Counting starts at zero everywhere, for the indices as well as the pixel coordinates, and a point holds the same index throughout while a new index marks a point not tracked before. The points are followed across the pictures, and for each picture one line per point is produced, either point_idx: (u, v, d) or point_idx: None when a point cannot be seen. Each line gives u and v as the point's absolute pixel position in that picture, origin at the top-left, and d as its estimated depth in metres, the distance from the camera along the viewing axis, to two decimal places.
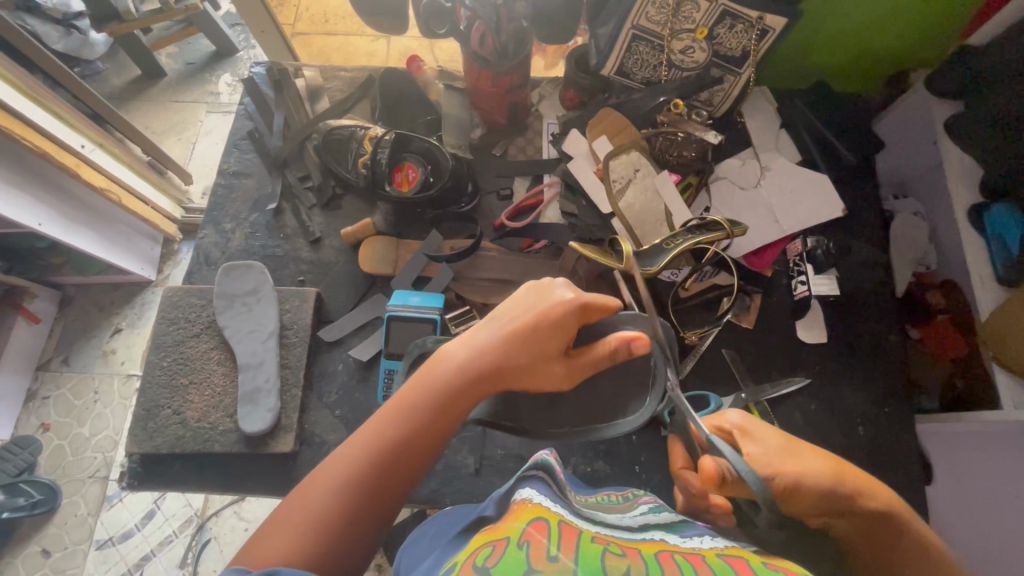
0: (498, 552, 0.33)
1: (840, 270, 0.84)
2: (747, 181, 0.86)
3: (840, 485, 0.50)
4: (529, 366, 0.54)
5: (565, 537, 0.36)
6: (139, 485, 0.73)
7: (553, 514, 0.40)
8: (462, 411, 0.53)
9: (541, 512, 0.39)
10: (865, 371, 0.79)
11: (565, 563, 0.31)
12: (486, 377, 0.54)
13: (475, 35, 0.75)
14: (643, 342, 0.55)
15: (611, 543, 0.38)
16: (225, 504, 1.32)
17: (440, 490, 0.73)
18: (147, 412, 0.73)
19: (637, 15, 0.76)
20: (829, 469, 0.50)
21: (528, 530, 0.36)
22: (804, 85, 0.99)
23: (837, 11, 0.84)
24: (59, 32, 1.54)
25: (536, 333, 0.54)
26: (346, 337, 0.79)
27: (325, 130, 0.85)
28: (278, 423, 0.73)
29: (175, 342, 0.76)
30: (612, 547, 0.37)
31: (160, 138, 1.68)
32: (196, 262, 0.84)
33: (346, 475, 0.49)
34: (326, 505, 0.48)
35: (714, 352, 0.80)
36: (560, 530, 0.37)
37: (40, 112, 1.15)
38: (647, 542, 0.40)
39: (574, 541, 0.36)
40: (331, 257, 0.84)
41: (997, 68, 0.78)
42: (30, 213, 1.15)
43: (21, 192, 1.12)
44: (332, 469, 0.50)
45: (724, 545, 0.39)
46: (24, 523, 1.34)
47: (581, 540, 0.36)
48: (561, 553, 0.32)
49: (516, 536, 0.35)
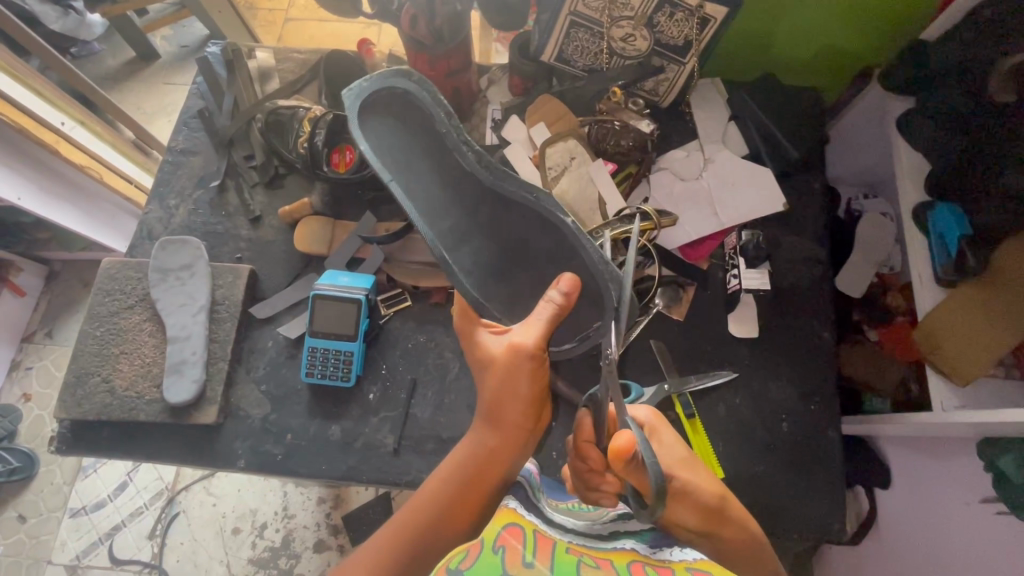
0: (474, 554, 0.47)
1: (776, 265, 0.83)
2: (689, 173, 0.85)
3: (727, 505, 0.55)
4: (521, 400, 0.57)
5: (540, 543, 0.50)
6: (68, 450, 0.75)
7: (529, 522, 0.53)
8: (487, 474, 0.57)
9: (518, 519, 0.53)
10: (793, 367, 0.78)
11: (537, 568, 0.46)
12: (511, 416, 0.58)
13: (407, 17, 0.74)
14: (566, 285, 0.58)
15: (583, 554, 0.50)
16: (194, 480, 1.34)
17: (358, 467, 0.74)
18: (77, 380, 0.75)
19: (574, 2, 0.75)
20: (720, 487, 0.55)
21: (504, 534, 0.50)
22: (755, 77, 0.98)
23: (789, 8, 0.83)
24: (57, 13, 1.54)
25: (515, 381, 0.57)
26: (278, 314, 0.80)
27: (268, 110, 0.86)
28: (203, 394, 0.74)
29: (110, 313, 0.78)
30: (586, 559, 0.49)
31: (150, 119, 1.70)
32: (139, 237, 0.85)
33: (436, 505, 0.54)
34: (428, 528, 0.53)
35: (642, 343, 0.79)
36: (535, 538, 0.51)
37: (23, 92, 1.17)
38: (618, 552, 0.51)
39: (547, 549, 0.49)
40: (269, 235, 0.85)
41: (946, 64, 0.76)
42: (10, 187, 1.17)
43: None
44: (419, 507, 0.54)
45: (697, 559, 0.50)
46: (3, 489, 1.38)
47: (554, 551, 0.49)
48: (536, 561, 0.47)
49: (493, 538, 0.50)
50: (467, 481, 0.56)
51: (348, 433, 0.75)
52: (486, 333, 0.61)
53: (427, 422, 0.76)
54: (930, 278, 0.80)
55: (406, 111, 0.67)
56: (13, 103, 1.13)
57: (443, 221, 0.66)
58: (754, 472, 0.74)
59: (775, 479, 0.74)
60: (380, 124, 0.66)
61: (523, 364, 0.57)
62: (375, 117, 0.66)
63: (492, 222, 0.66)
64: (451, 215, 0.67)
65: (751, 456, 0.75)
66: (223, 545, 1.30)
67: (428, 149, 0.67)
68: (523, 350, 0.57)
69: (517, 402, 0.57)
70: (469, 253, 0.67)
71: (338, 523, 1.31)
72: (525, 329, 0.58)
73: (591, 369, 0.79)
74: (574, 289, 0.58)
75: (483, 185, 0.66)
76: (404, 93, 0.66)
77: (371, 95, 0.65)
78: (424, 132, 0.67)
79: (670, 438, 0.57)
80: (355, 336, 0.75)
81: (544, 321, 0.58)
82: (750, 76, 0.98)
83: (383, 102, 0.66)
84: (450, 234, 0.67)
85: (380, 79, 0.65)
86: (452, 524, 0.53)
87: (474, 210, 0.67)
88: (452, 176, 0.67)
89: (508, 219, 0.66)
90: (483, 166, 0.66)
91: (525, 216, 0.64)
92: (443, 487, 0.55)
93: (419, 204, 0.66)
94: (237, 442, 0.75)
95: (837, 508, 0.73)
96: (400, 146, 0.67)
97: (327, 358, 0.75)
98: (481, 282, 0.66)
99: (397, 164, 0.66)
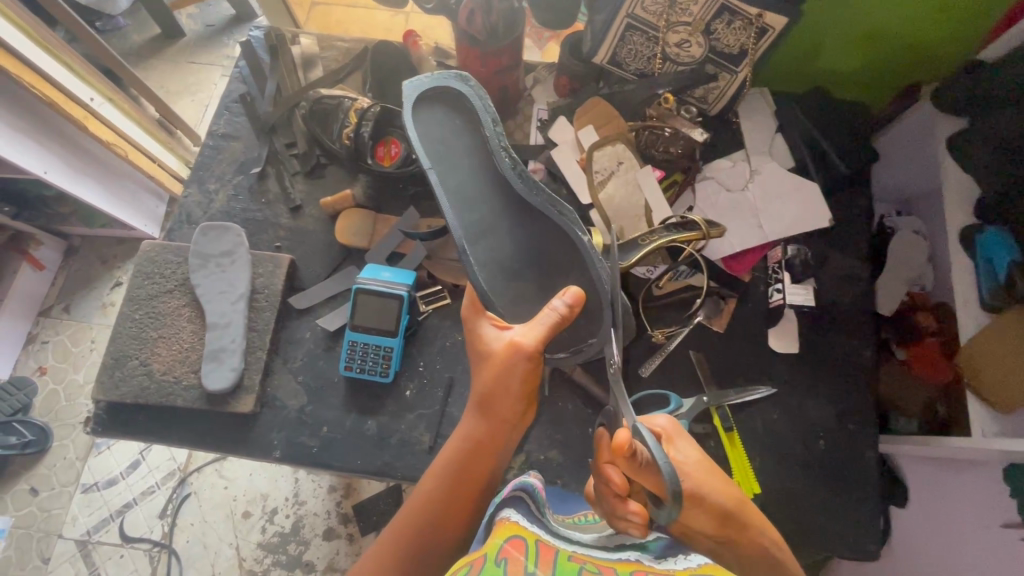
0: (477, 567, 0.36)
1: (820, 281, 0.82)
2: (736, 184, 0.84)
3: (739, 511, 0.56)
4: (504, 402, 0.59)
5: (542, 554, 0.39)
6: (103, 432, 0.75)
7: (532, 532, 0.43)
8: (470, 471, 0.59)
9: (519, 529, 0.42)
10: (832, 386, 0.78)
11: None
12: (499, 409, 0.59)
13: (464, 12, 0.74)
14: (573, 296, 0.57)
15: (587, 563, 0.41)
16: (206, 461, 1.35)
17: (392, 463, 0.74)
18: (115, 361, 0.75)
19: (632, 5, 0.74)
20: (731, 493, 0.56)
21: (506, 546, 0.39)
22: (802, 88, 0.97)
23: (843, 20, 0.82)
24: None
25: (509, 378, 0.58)
26: (317, 305, 0.80)
27: (314, 99, 0.86)
28: (241, 383, 0.74)
29: (148, 296, 0.77)
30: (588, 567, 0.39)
31: (173, 98, 1.69)
32: (178, 220, 0.85)
33: (428, 507, 0.58)
34: (422, 528, 0.57)
35: (681, 353, 0.79)
36: (538, 549, 0.40)
37: (56, 66, 1.15)
38: (624, 563, 0.43)
39: (551, 559, 0.39)
40: (309, 225, 0.84)
41: (1008, 87, 0.75)
42: (36, 160, 1.15)
43: (28, 135, 1.13)
44: (418, 507, 0.58)
45: (699, 563, 0.42)
46: (17, 460, 1.38)
47: (558, 559, 0.39)
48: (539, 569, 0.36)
49: (494, 553, 0.37)
50: (458, 480, 0.59)
51: (384, 428, 0.75)
52: (490, 329, 0.61)
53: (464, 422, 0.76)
54: (975, 300, 0.80)
55: (451, 102, 0.66)
56: (44, 76, 1.12)
57: (472, 214, 0.64)
58: (790, 489, 0.74)
59: (810, 496, 0.74)
60: (428, 116, 0.65)
61: (518, 364, 0.57)
62: (426, 112, 0.65)
63: (519, 229, 0.65)
64: (482, 214, 0.64)
65: (786, 472, 0.75)
66: (234, 527, 1.31)
67: (468, 151, 0.65)
68: (526, 349, 0.57)
69: (507, 399, 0.59)
70: (486, 253, 0.64)
71: (348, 513, 1.30)
72: (524, 329, 0.58)
73: (629, 377, 0.79)
74: (578, 302, 0.57)
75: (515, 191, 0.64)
76: (456, 95, 0.65)
77: (428, 91, 0.65)
78: (464, 124, 0.65)
79: (687, 447, 0.57)
80: (396, 332, 0.75)
81: (544, 325, 0.57)
82: (799, 88, 0.97)
83: (434, 95, 0.65)
84: (475, 229, 0.64)
85: (436, 79, 0.65)
86: (444, 524, 0.57)
87: (503, 214, 0.65)
88: (487, 177, 0.65)
89: (530, 226, 0.64)
90: (518, 172, 0.63)
91: (545, 228, 0.64)
92: (433, 489, 0.59)
93: (452, 197, 0.64)
94: (272, 432, 0.75)
95: (870, 528, 0.73)
96: (447, 139, 0.65)
97: (367, 352, 0.75)
98: (495, 282, 0.65)
99: (436, 154, 0.64)
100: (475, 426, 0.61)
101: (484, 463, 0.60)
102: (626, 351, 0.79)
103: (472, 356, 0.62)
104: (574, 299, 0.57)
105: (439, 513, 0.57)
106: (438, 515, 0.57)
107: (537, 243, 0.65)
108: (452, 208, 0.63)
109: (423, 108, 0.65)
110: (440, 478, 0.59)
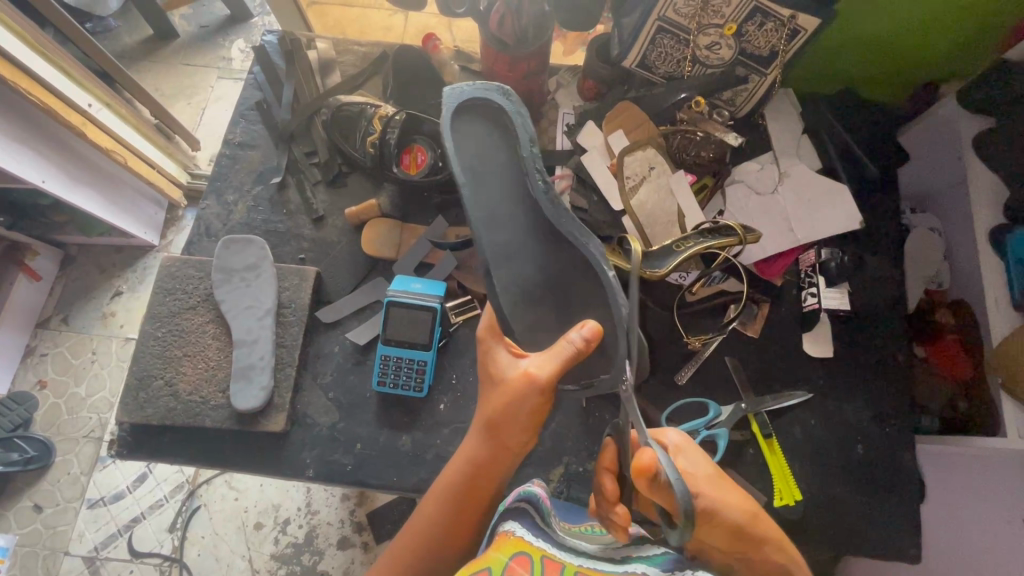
0: None
1: (853, 283, 0.82)
2: (765, 187, 0.83)
3: (755, 525, 0.52)
4: (509, 434, 0.55)
5: None
6: (128, 454, 0.73)
7: (537, 548, 0.47)
8: (473, 497, 0.57)
9: (524, 546, 0.46)
10: (868, 389, 0.78)
11: None
12: (504, 440, 0.55)
13: (495, 16, 0.72)
14: (594, 330, 0.51)
15: None
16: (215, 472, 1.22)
17: (430, 479, 0.72)
18: (139, 382, 0.73)
19: (663, 8, 0.73)
20: (747, 506, 0.52)
21: (511, 565, 0.44)
22: (828, 89, 0.93)
23: (874, 19, 0.79)
24: None
25: (519, 410, 0.53)
26: (344, 318, 0.78)
27: (335, 106, 0.83)
28: (271, 401, 0.72)
29: (171, 313, 0.75)
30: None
31: (169, 101, 1.53)
32: (197, 233, 0.82)
33: (434, 526, 0.57)
34: (428, 549, 0.57)
35: (715, 359, 0.79)
36: (544, 566, 0.45)
37: (46, 68, 1.02)
38: None
39: None
40: (333, 236, 0.82)
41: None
42: (33, 169, 1.04)
43: (21, 141, 1.01)
44: (419, 531, 0.58)
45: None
46: (13, 481, 1.24)
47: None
48: None
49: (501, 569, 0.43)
50: (458, 507, 0.57)
51: (419, 444, 0.73)
52: (503, 354, 0.56)
53: None
54: (1006, 301, 0.77)
55: (491, 114, 0.60)
56: (35, 78, 0.99)
57: (498, 234, 0.60)
58: (829, 494, 0.74)
59: (849, 502, 0.74)
60: (465, 127, 0.60)
61: (530, 399, 0.52)
62: (462, 123, 0.60)
63: (544, 252, 0.60)
64: (507, 238, 0.60)
65: (824, 477, 0.75)
66: (245, 541, 1.19)
67: (500, 164, 0.60)
68: (539, 382, 0.52)
69: (514, 430, 0.54)
70: (508, 275, 0.60)
71: (363, 521, 1.20)
72: (538, 359, 0.53)
73: (664, 385, 0.78)
74: (596, 338, 0.51)
75: (544, 216, 0.59)
76: (496, 106, 0.60)
77: (468, 101, 0.60)
78: (502, 137, 0.60)
79: (697, 461, 0.54)
80: (429, 345, 0.73)
81: (560, 360, 0.52)
82: (828, 91, 0.94)
83: (471, 108, 0.60)
84: (500, 252, 0.60)
85: (476, 88, 0.59)
86: (449, 545, 0.57)
87: (529, 239, 0.60)
88: (518, 198, 0.60)
89: (555, 254, 0.60)
90: (550, 194, 0.58)
91: (570, 259, 0.59)
92: (433, 514, 0.58)
93: (481, 215, 0.59)
94: (305, 451, 0.73)
95: (911, 532, 0.73)
96: (479, 154, 0.60)
97: (400, 367, 0.73)
98: (513, 306, 0.61)
99: (469, 169, 0.59)
100: (478, 451, 0.57)
101: (487, 488, 0.57)
102: (660, 358, 0.78)
103: (483, 377, 0.57)
104: (594, 334, 0.51)
105: (441, 539, 0.57)
106: (438, 540, 0.57)
107: (559, 272, 0.60)
108: (479, 229, 0.59)
109: (461, 117, 0.60)
110: (440, 504, 0.58)
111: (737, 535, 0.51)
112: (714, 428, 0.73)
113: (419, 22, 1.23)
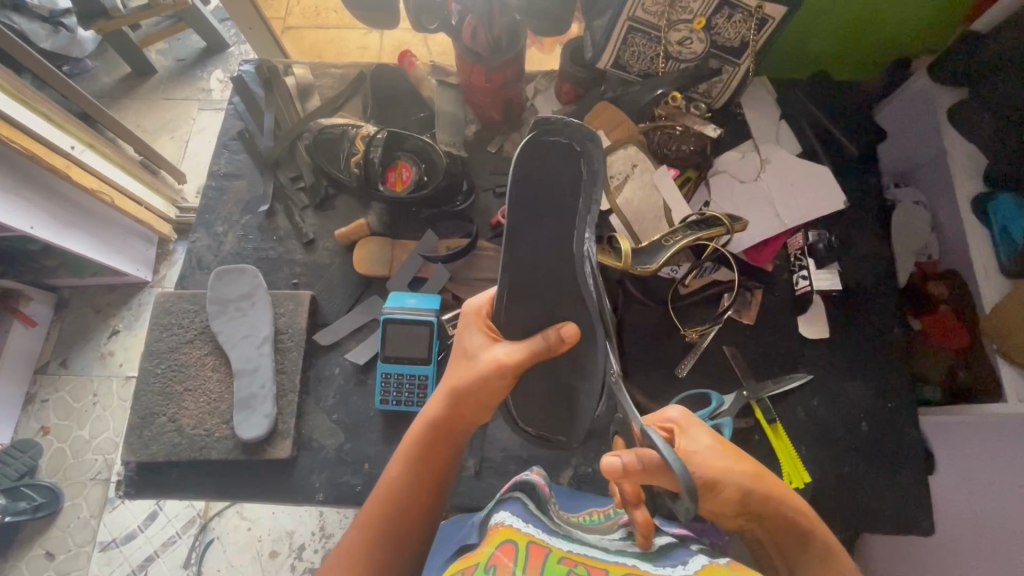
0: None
1: (842, 262, 0.83)
2: (747, 174, 0.84)
3: (759, 486, 0.52)
4: (471, 409, 0.56)
5: (532, 560, 0.38)
6: (136, 493, 0.73)
7: (524, 535, 0.41)
8: (439, 464, 0.58)
9: (511, 534, 0.41)
10: (866, 367, 0.78)
11: None
12: (466, 409, 0.56)
13: (467, 29, 0.73)
14: (574, 328, 0.51)
15: (580, 564, 0.39)
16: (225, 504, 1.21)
17: None
18: (143, 420, 0.73)
19: (633, 7, 0.74)
20: (749, 470, 0.52)
21: (496, 554, 0.38)
22: (803, 74, 0.94)
23: (841, 5, 0.80)
24: (45, 31, 1.39)
25: (482, 388, 0.54)
26: (342, 339, 0.78)
27: (316, 130, 0.84)
28: (275, 428, 0.72)
29: (169, 348, 0.76)
30: (579, 568, 0.38)
31: (150, 137, 1.53)
32: (189, 266, 0.83)
33: (398, 497, 0.56)
34: (395, 520, 0.56)
35: (714, 348, 0.79)
36: (529, 552, 0.39)
37: (27, 115, 1.02)
38: (620, 563, 0.40)
39: (540, 563, 0.38)
40: (325, 258, 0.82)
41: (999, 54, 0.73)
42: (20, 217, 1.03)
43: (6, 190, 1.00)
44: (386, 501, 0.56)
45: (697, 568, 0.38)
46: (25, 526, 1.23)
47: (547, 563, 0.38)
48: None
49: (484, 561, 0.37)
50: (426, 469, 0.57)
51: None
52: (478, 336, 0.56)
53: (507, 442, 0.76)
54: (996, 269, 0.77)
55: (566, 164, 0.48)
56: (17, 125, 0.99)
57: (525, 281, 0.53)
58: (839, 474, 0.75)
59: (859, 479, 0.74)
60: (538, 159, 0.48)
61: (500, 382, 0.53)
62: (527, 156, 0.48)
63: (554, 308, 0.54)
64: (538, 280, 0.53)
65: (832, 458, 0.75)
66: (262, 571, 1.17)
67: (555, 214, 0.49)
68: (508, 370, 0.52)
69: (473, 406, 0.56)
70: (518, 312, 0.55)
71: None
72: (513, 346, 0.54)
73: (666, 380, 0.78)
74: (574, 340, 0.51)
75: (576, 277, 0.52)
76: (573, 150, 0.48)
77: (550, 133, 0.47)
78: (566, 186, 0.48)
79: (699, 437, 0.53)
80: (429, 359, 0.73)
81: (533, 350, 0.52)
82: (800, 75, 0.95)
83: (550, 149, 0.47)
84: (523, 292, 0.54)
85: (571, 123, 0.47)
86: (410, 511, 0.56)
87: (561, 289, 0.53)
88: (558, 256, 0.51)
89: (566, 312, 0.54)
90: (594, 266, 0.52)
91: (583, 323, 0.54)
92: (400, 483, 0.57)
93: (521, 256, 0.51)
94: (313, 475, 0.73)
95: (922, 506, 0.73)
96: (533, 192, 0.49)
97: (402, 383, 0.73)
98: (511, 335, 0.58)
99: (523, 207, 0.49)
100: (440, 419, 0.57)
101: (448, 451, 0.58)
102: (660, 353, 0.79)
103: (455, 351, 0.58)
104: (574, 335, 0.51)
105: (413, 502, 0.56)
106: (405, 509, 0.56)
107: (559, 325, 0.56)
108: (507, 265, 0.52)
109: (529, 151, 0.48)
110: (408, 472, 0.57)
111: (740, 501, 0.52)
112: (718, 419, 0.72)
113: (394, 37, 1.22)
